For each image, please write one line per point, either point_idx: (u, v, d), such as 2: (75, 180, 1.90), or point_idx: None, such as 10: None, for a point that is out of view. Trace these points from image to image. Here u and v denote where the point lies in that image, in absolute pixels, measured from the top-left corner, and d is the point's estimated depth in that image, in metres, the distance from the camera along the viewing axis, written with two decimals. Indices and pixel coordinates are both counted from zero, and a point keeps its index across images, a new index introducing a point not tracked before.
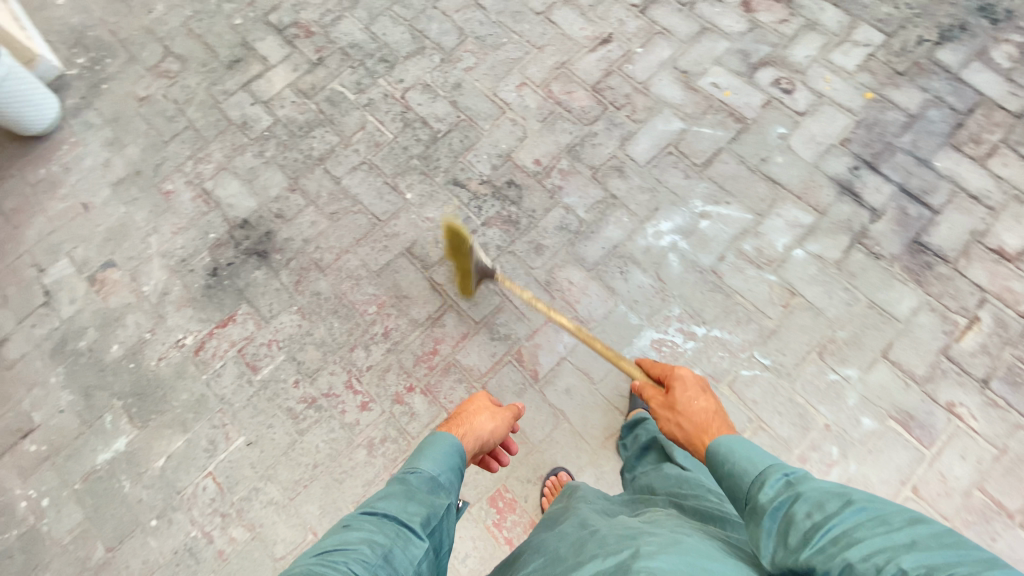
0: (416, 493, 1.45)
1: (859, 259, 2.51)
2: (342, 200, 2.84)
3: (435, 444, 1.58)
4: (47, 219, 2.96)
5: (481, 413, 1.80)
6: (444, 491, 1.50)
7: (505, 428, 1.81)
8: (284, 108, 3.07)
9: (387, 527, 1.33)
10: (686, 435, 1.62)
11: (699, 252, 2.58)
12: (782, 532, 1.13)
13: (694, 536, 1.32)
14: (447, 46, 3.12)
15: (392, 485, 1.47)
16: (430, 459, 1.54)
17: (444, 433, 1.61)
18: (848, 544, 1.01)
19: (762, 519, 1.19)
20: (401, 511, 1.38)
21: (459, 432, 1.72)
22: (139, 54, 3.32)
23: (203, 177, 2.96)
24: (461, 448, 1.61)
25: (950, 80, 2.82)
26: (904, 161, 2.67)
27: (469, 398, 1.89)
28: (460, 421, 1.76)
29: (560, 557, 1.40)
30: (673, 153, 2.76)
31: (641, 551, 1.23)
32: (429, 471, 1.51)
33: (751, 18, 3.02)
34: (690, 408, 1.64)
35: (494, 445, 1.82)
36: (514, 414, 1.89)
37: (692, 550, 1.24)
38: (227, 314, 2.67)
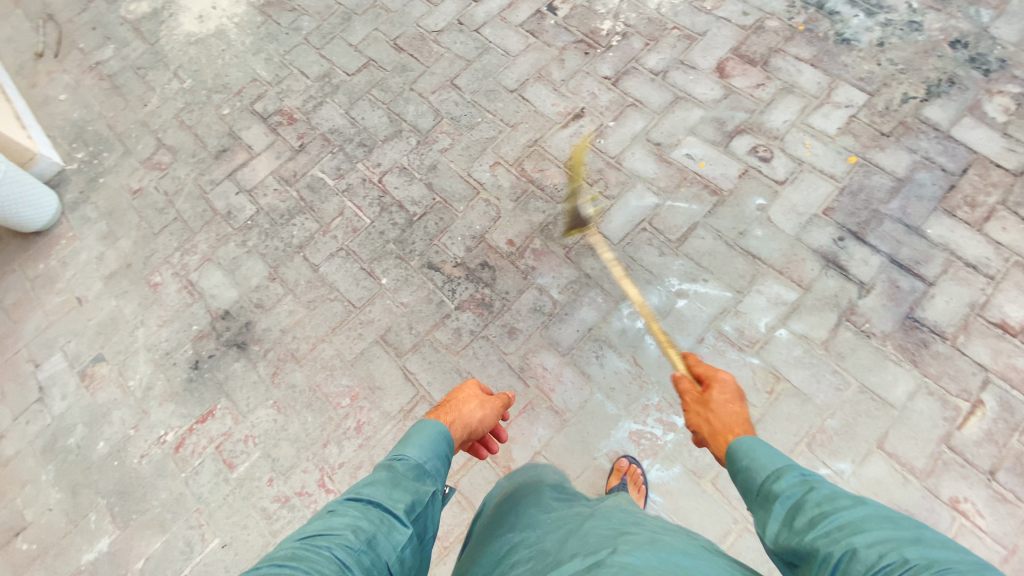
0: (401, 481, 1.43)
1: (848, 338, 2.37)
2: (319, 287, 2.86)
3: (423, 431, 1.56)
4: (45, 313, 3.08)
5: (470, 402, 1.79)
6: (429, 478, 1.48)
7: (493, 417, 1.81)
8: (266, 196, 3.15)
9: (371, 512, 1.32)
10: (712, 430, 1.58)
11: (677, 333, 2.48)
12: (789, 517, 1.23)
13: (671, 534, 1.39)
14: (423, 128, 3.17)
15: (378, 471, 1.45)
16: (416, 445, 1.52)
17: (432, 422, 1.59)
18: (854, 531, 1.09)
19: (772, 503, 1.28)
20: (385, 498, 1.36)
21: (446, 420, 1.69)
22: (134, 147, 3.48)
23: (189, 269, 3.04)
24: (448, 435, 1.59)
25: (939, 139, 2.69)
26: (892, 230, 2.53)
27: (457, 386, 1.88)
28: (448, 409, 1.75)
29: (543, 550, 1.41)
30: (647, 230, 2.70)
31: (619, 549, 1.28)
32: (415, 458, 1.49)
33: (725, 84, 2.97)
34: (723, 408, 1.60)
35: (482, 435, 1.82)
36: (504, 402, 1.90)
37: (666, 548, 1.29)
38: (206, 408, 2.69)
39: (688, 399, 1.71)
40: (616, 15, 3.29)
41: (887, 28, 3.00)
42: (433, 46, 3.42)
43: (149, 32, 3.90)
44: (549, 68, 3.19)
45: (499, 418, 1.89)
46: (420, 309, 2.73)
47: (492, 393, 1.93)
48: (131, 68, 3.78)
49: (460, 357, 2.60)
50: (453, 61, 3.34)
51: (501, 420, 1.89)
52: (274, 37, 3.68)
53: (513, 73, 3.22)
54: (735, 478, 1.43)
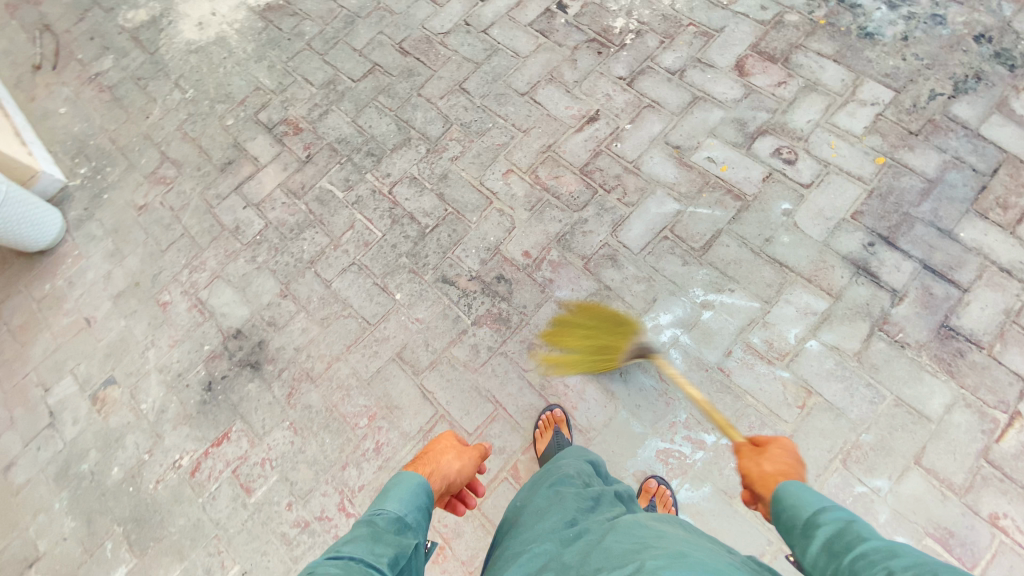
0: (383, 535, 1.43)
1: (881, 348, 2.29)
2: (332, 304, 2.79)
3: (401, 484, 1.58)
4: (53, 335, 3.03)
5: (447, 453, 1.80)
6: (411, 530, 1.49)
7: (470, 467, 1.82)
8: (274, 210, 3.08)
9: (354, 568, 1.28)
10: (762, 473, 1.51)
11: (703, 347, 2.41)
12: (830, 544, 1.23)
13: (701, 549, 1.30)
14: (432, 135, 3.08)
15: (357, 528, 1.43)
16: (396, 499, 1.53)
17: (411, 474, 1.61)
18: (894, 555, 1.10)
19: (815, 529, 1.28)
20: (368, 553, 1.34)
21: (425, 471, 1.70)
22: (138, 161, 3.40)
23: (198, 287, 2.97)
24: (428, 487, 1.62)
25: (969, 137, 2.58)
26: (924, 234, 2.44)
27: (435, 438, 1.90)
28: (425, 462, 1.75)
29: (564, 564, 1.35)
30: (668, 238, 2.61)
31: (644, 568, 1.19)
32: (395, 512, 1.50)
33: (745, 82, 2.86)
34: (775, 455, 1.53)
35: (460, 486, 1.82)
36: (481, 453, 1.92)
37: (701, 565, 1.20)
38: (221, 431, 2.64)
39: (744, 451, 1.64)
40: (628, 12, 3.17)
41: (912, 21, 2.88)
42: (440, 49, 3.31)
43: (148, 40, 3.81)
44: (560, 70, 3.08)
45: (476, 470, 1.89)
46: (436, 325, 2.65)
47: (468, 444, 1.94)
48: (131, 78, 3.69)
49: (479, 374, 2.53)
50: (461, 64, 3.23)
51: (478, 471, 1.90)
52: (276, 43, 3.58)
53: (523, 76, 3.11)
54: (776, 516, 1.40)
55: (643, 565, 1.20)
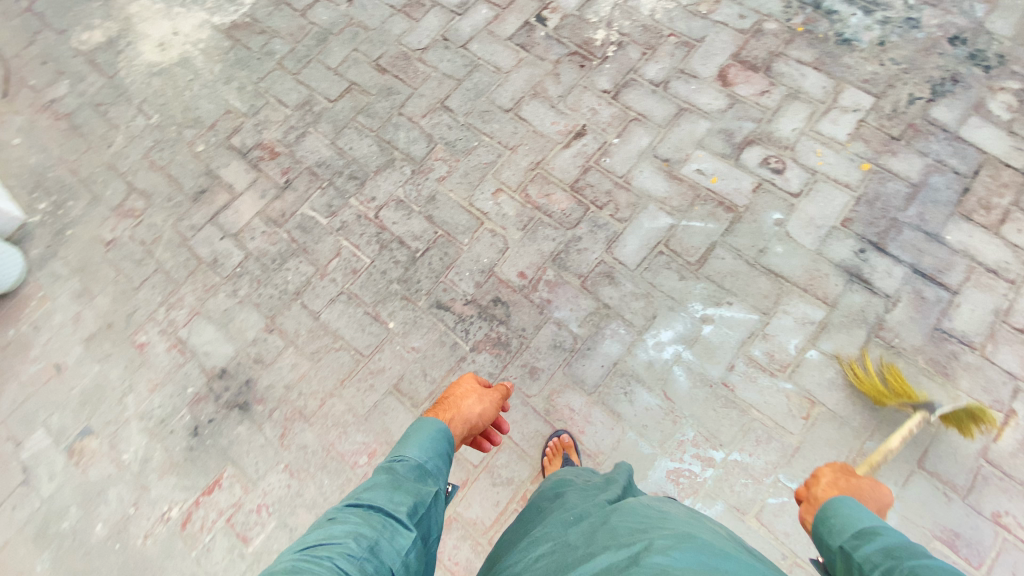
0: (402, 484, 1.51)
1: (879, 355, 2.32)
2: (322, 336, 2.68)
3: (420, 432, 1.67)
4: (20, 385, 2.83)
5: (468, 397, 1.90)
6: (430, 477, 1.58)
7: (491, 409, 1.91)
8: (254, 240, 2.95)
9: (372, 518, 1.38)
10: (833, 480, 1.55)
11: (705, 362, 2.40)
12: (887, 547, 1.26)
13: (704, 533, 1.39)
14: (417, 155, 3.00)
15: (378, 475, 1.54)
16: (415, 446, 1.62)
17: (429, 421, 1.70)
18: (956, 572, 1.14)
19: (873, 534, 1.30)
20: (387, 502, 1.44)
21: (447, 417, 1.81)
22: (103, 193, 3.22)
23: (176, 325, 2.82)
24: (447, 433, 1.70)
25: (949, 140, 2.64)
26: (912, 238, 2.48)
27: (456, 382, 1.99)
28: (447, 406, 1.86)
29: (570, 545, 1.41)
30: (664, 253, 2.60)
31: (654, 547, 1.27)
32: (414, 460, 1.59)
33: (729, 92, 2.87)
34: (865, 481, 1.55)
35: (483, 428, 1.92)
36: (502, 394, 2.00)
37: (706, 547, 1.29)
38: (212, 478, 2.51)
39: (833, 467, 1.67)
40: (609, 23, 3.14)
41: (886, 26, 2.93)
42: (419, 66, 3.23)
43: (106, 63, 3.61)
44: (544, 85, 3.04)
45: (499, 410, 1.99)
46: (433, 353, 2.57)
47: (490, 387, 2.03)
48: (90, 105, 3.49)
49: None
50: (442, 81, 3.16)
51: (501, 412, 1.98)
52: (245, 63, 3.43)
53: (507, 91, 3.06)
54: (828, 518, 1.42)
55: (652, 544, 1.28)
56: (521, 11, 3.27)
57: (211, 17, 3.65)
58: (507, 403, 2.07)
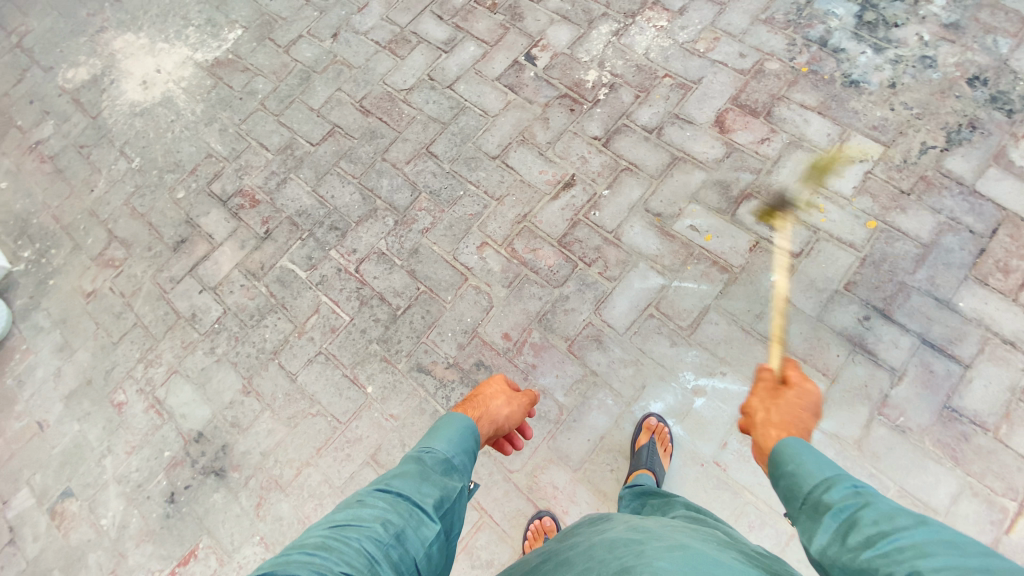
0: (430, 474, 1.49)
1: (882, 435, 2.17)
2: (299, 400, 2.60)
3: (449, 425, 1.61)
4: (4, 442, 2.78)
5: (497, 397, 1.82)
6: (457, 472, 1.53)
7: (519, 413, 1.82)
8: (233, 294, 2.86)
9: (400, 505, 1.37)
10: (767, 419, 1.46)
11: (697, 439, 2.27)
12: (841, 531, 1.16)
13: (701, 542, 1.32)
14: (400, 206, 2.89)
15: (406, 464, 1.50)
16: (444, 439, 1.56)
17: (460, 416, 1.64)
18: (919, 555, 1.02)
19: (822, 514, 1.21)
20: (414, 492, 1.42)
21: (475, 415, 1.73)
22: (84, 241, 3.16)
23: (155, 384, 2.76)
24: (474, 429, 1.64)
25: (964, 194, 2.46)
26: (921, 305, 2.32)
27: (484, 381, 1.90)
28: (475, 404, 1.77)
29: (569, 561, 1.37)
30: (654, 315, 2.47)
31: (647, 555, 1.24)
32: (443, 452, 1.54)
33: (727, 139, 2.72)
34: (792, 397, 1.47)
35: (508, 430, 1.83)
36: (530, 399, 1.92)
37: (698, 554, 1.24)
38: (187, 549, 2.44)
39: (759, 387, 1.57)
40: (601, 63, 2.99)
41: (898, 65, 2.75)
42: (403, 107, 3.11)
43: (90, 102, 3.55)
44: (532, 130, 2.91)
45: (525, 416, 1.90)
46: (413, 422, 2.47)
47: (518, 390, 1.95)
48: (73, 146, 3.44)
49: None
50: (427, 124, 3.04)
51: (527, 417, 1.91)
52: (227, 104, 3.34)
53: (493, 137, 2.93)
54: (777, 481, 1.36)
55: (644, 553, 1.25)
56: (509, 48, 3.13)
57: (194, 53, 3.55)
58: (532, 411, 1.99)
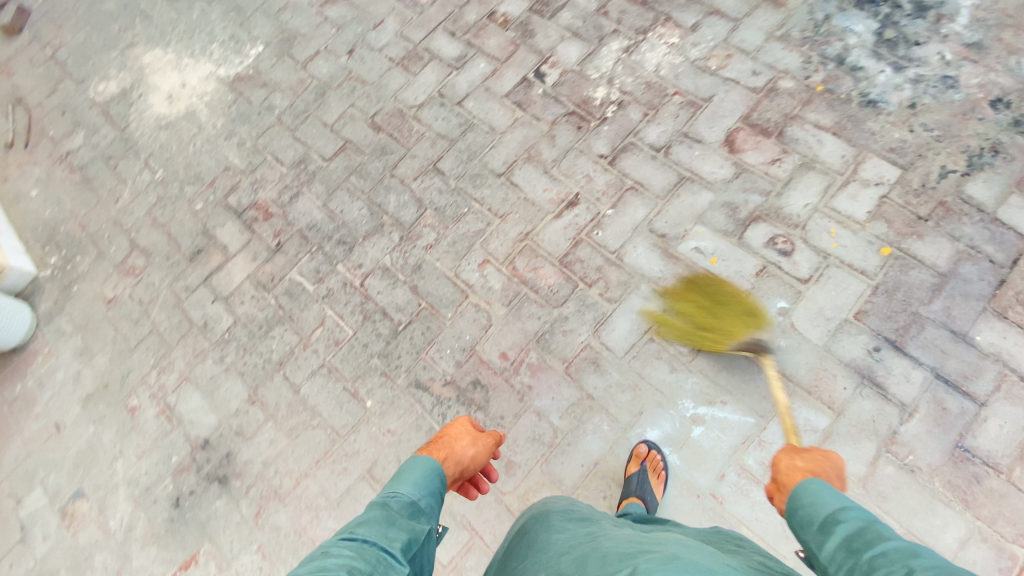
0: (397, 519, 1.47)
1: (888, 474, 2.08)
2: (301, 412, 2.65)
3: (413, 469, 1.65)
4: (25, 441, 2.92)
5: (462, 439, 1.91)
6: (424, 515, 1.54)
7: (484, 453, 1.91)
8: (243, 304, 2.95)
9: (367, 552, 1.32)
10: (792, 465, 1.57)
11: (693, 469, 2.22)
12: (847, 539, 1.27)
13: (694, 552, 1.29)
14: (406, 221, 2.92)
15: (372, 511, 1.49)
16: (410, 483, 1.59)
17: (425, 459, 1.69)
18: (912, 554, 1.16)
19: (830, 525, 1.32)
20: (381, 537, 1.38)
21: (441, 456, 1.80)
22: (107, 249, 3.30)
23: (166, 390, 2.85)
24: (440, 471, 1.70)
25: (984, 222, 2.36)
26: (935, 337, 2.22)
27: (449, 424, 1.99)
28: (441, 446, 1.85)
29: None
30: (655, 339, 2.43)
31: (640, 570, 1.19)
32: (409, 495, 1.56)
33: (736, 159, 2.66)
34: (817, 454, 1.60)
35: (473, 472, 1.91)
36: (494, 439, 2.02)
37: (691, 565, 1.20)
38: (189, 553, 2.51)
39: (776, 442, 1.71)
40: (610, 79, 2.97)
41: (919, 85, 2.65)
42: (413, 124, 3.15)
43: (119, 115, 3.71)
44: (538, 148, 2.91)
45: (490, 457, 1.99)
46: (408, 438, 2.49)
47: (482, 431, 2.05)
48: (102, 157, 3.60)
49: (453, 497, 2.37)
50: (435, 141, 3.07)
51: (491, 457, 2.00)
52: (246, 118, 3.45)
53: (500, 154, 2.94)
54: (791, 506, 1.45)
55: (639, 568, 1.20)
56: (519, 65, 3.13)
57: (217, 69, 3.69)
58: (495, 449, 2.08)
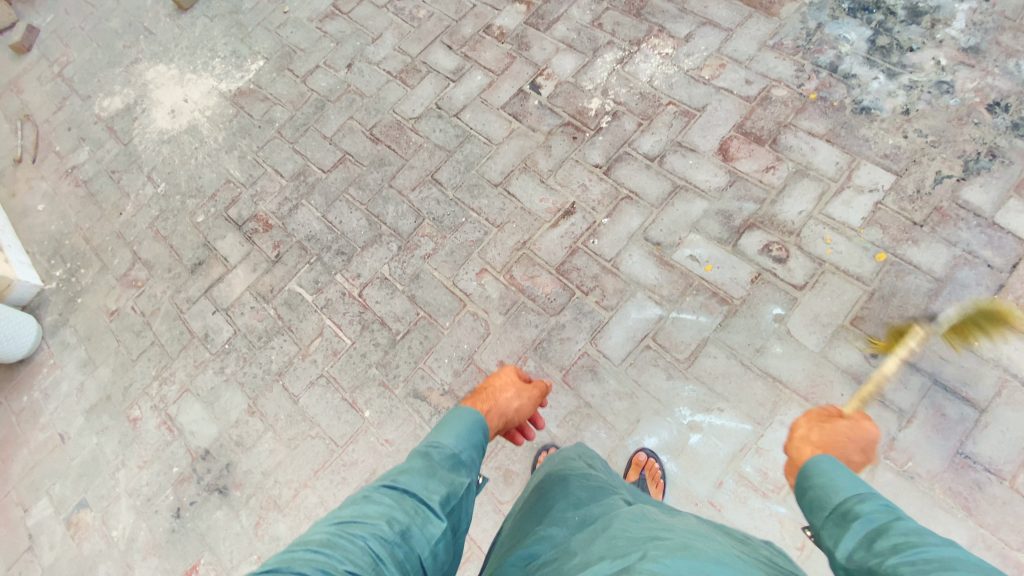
0: (437, 470, 1.46)
1: (887, 481, 2.08)
2: (300, 422, 2.67)
3: (456, 421, 1.61)
4: (29, 452, 2.94)
5: (507, 391, 1.88)
6: (464, 468, 1.51)
7: (529, 406, 1.90)
8: (243, 315, 2.97)
9: (406, 503, 1.33)
10: (807, 436, 1.59)
11: (691, 476, 2.21)
12: (870, 539, 1.19)
13: (709, 543, 1.23)
14: (404, 232, 2.95)
15: (414, 460, 1.48)
16: (452, 434, 1.56)
17: (467, 411, 1.64)
18: (944, 566, 1.04)
19: (852, 521, 1.25)
20: (421, 489, 1.38)
21: (485, 408, 1.78)
22: (111, 262, 3.34)
23: (167, 401, 2.88)
24: (482, 424, 1.65)
25: (981, 227, 2.36)
26: (933, 343, 2.22)
27: (494, 374, 1.97)
28: (486, 396, 1.83)
29: (570, 550, 1.32)
30: (650, 347, 2.43)
31: (648, 555, 1.15)
32: (450, 447, 1.53)
33: (730, 167, 2.68)
34: (843, 428, 1.59)
35: (517, 422, 1.91)
36: (539, 391, 2.00)
37: (703, 557, 1.15)
38: (189, 564, 2.51)
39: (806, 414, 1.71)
40: (604, 90, 3.00)
41: (913, 91, 2.67)
42: (411, 136, 3.19)
43: (123, 130, 3.78)
44: (534, 158, 2.94)
45: (534, 406, 1.98)
46: (406, 448, 2.50)
47: (527, 382, 2.03)
48: (106, 171, 3.66)
49: None
50: (433, 152, 3.11)
51: (536, 407, 2.00)
52: (246, 132, 3.50)
53: (496, 165, 2.98)
54: (809, 492, 1.42)
55: (647, 553, 1.16)
56: (515, 77, 3.18)
57: (219, 83, 3.75)
58: (542, 399, 2.07)
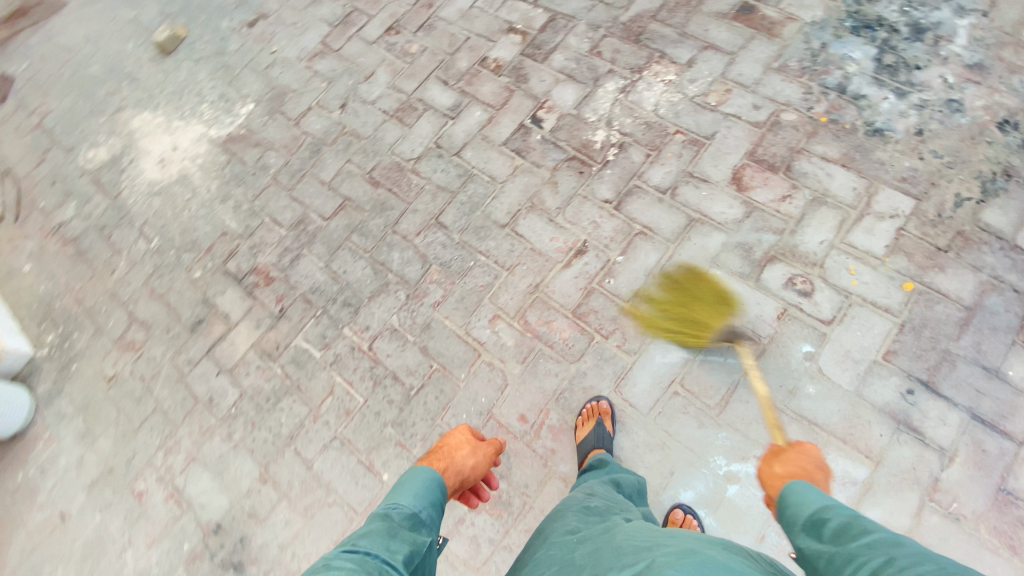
0: (398, 530, 1.47)
1: (934, 525, 1.99)
2: (315, 489, 2.55)
3: (414, 480, 1.64)
4: (28, 534, 2.79)
5: (462, 448, 1.93)
6: (425, 527, 1.54)
7: (484, 463, 1.93)
8: (249, 376, 2.86)
9: (369, 563, 1.31)
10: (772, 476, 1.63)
11: (731, 531, 2.12)
12: (834, 536, 1.31)
13: (713, 547, 1.26)
14: (411, 279, 2.85)
15: (372, 522, 1.47)
16: (410, 494, 1.58)
17: (425, 469, 1.69)
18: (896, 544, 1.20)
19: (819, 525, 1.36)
20: (383, 549, 1.37)
21: (441, 466, 1.82)
22: (105, 323, 3.21)
23: (173, 472, 2.75)
24: (440, 481, 1.69)
25: (1004, 250, 2.30)
26: (968, 375, 2.15)
27: (447, 434, 2.00)
28: (442, 456, 1.87)
29: (576, 564, 1.33)
30: (679, 393, 2.34)
31: (657, 563, 1.18)
32: (409, 507, 1.55)
33: (745, 198, 2.60)
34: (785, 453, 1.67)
35: (475, 480, 1.93)
36: (493, 447, 2.04)
37: (710, 560, 1.18)
38: None
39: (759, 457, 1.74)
40: (608, 122, 2.93)
41: (924, 110, 2.61)
42: (412, 177, 3.09)
43: (110, 182, 3.65)
44: (541, 195, 2.85)
45: (490, 464, 2.02)
46: None
47: (482, 440, 2.07)
48: (95, 228, 3.53)
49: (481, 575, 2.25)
50: (435, 194, 3.01)
51: (492, 465, 2.03)
52: (240, 180, 3.39)
53: (502, 205, 2.88)
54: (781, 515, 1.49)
55: (655, 560, 1.19)
56: (515, 111, 3.09)
57: (208, 130, 3.64)
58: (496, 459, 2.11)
